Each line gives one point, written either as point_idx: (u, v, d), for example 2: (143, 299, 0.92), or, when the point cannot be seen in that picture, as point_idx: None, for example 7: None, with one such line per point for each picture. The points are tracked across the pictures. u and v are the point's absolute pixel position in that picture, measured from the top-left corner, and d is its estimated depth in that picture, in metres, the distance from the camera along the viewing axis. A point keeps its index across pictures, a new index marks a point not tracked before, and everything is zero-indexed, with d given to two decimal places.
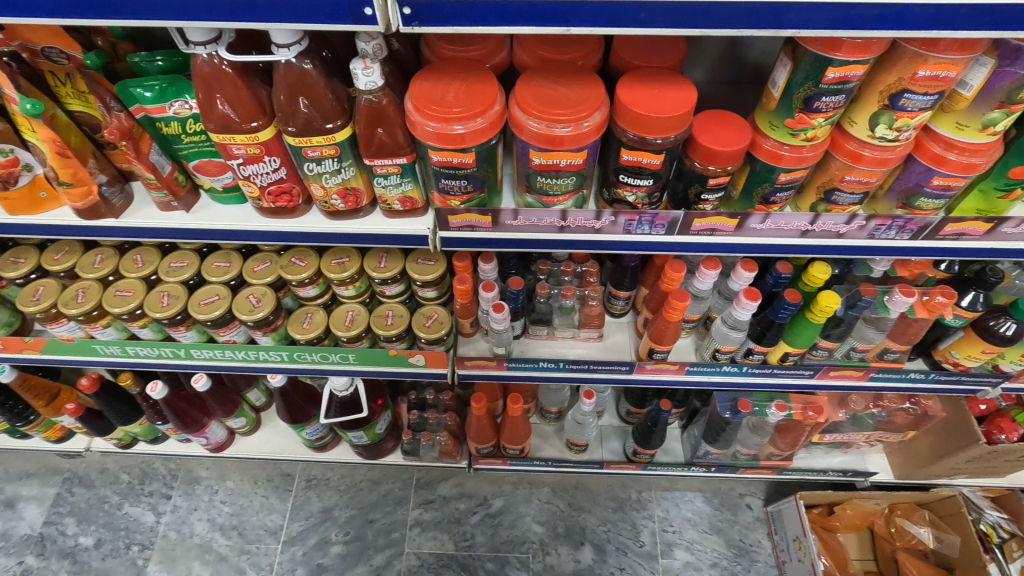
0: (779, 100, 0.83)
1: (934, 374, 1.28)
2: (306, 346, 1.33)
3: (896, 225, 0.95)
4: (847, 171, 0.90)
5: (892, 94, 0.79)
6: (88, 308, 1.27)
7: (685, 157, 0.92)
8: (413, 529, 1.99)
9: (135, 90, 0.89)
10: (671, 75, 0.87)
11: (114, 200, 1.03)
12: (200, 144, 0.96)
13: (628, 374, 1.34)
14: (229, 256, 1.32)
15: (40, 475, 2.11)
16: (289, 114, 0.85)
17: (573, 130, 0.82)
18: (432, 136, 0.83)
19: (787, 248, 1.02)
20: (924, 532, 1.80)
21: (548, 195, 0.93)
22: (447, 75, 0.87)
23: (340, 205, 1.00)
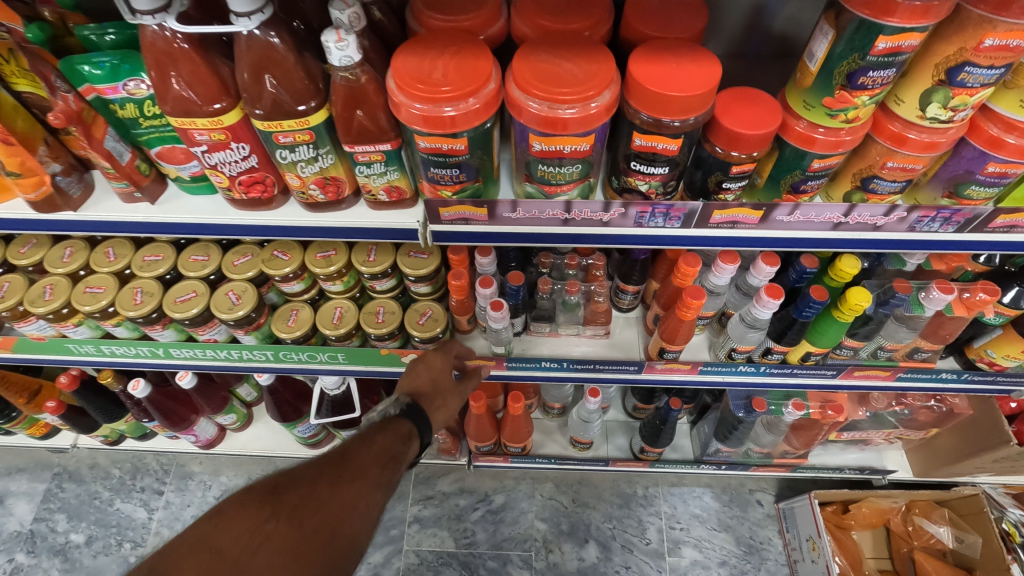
0: (816, 75, 0.72)
1: (967, 374, 1.19)
2: (292, 345, 1.24)
3: (941, 217, 0.85)
4: (889, 157, 0.79)
5: (950, 68, 0.68)
6: (57, 306, 1.18)
7: (704, 142, 0.81)
8: (412, 526, 1.92)
9: (82, 68, 0.79)
10: (691, 47, 0.76)
11: (71, 191, 0.93)
12: (161, 129, 0.86)
13: (637, 373, 1.25)
14: (207, 249, 1.23)
15: (30, 470, 2.06)
16: (255, 95, 0.75)
17: (579, 112, 0.72)
18: (419, 120, 0.73)
19: (816, 242, 0.91)
20: (943, 531, 1.72)
21: (550, 185, 0.83)
22: (435, 48, 0.76)
23: (319, 196, 0.90)
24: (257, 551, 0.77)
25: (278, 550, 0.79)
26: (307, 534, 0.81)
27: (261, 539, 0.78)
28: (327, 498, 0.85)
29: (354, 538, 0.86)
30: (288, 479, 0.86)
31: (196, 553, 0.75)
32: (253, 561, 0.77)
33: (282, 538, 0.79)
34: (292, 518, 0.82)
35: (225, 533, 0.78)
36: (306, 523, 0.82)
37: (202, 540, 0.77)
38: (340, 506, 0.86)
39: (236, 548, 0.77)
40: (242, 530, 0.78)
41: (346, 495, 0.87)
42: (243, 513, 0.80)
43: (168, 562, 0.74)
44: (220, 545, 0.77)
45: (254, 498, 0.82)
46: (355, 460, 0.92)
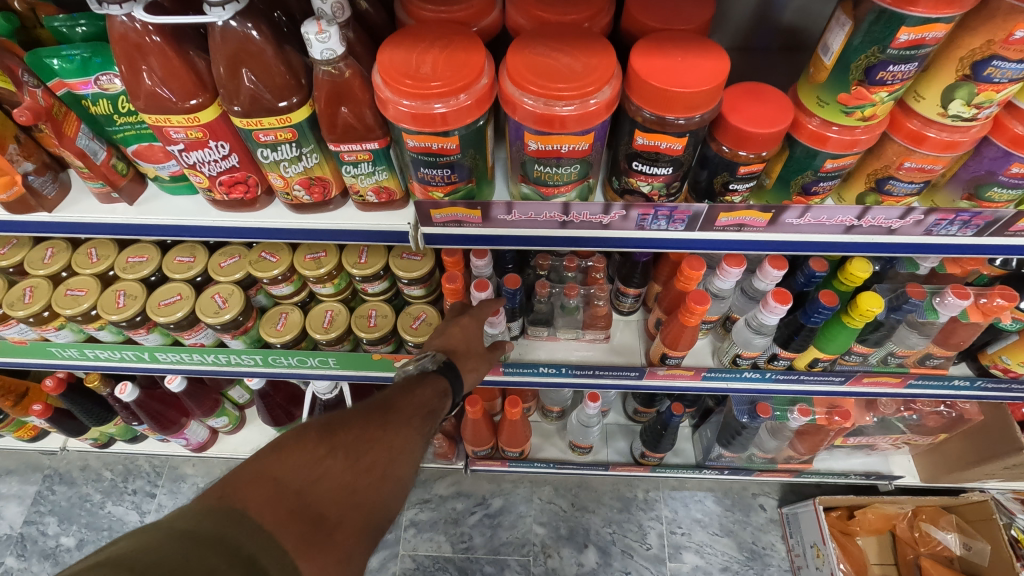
0: (831, 70, 0.68)
1: (981, 381, 1.15)
2: (281, 350, 1.20)
3: (959, 220, 0.80)
4: (906, 157, 0.74)
5: (976, 62, 0.63)
6: (37, 310, 1.14)
7: (710, 141, 0.77)
8: (408, 530, 1.89)
9: (50, 62, 0.75)
10: (697, 40, 0.72)
11: (46, 191, 0.89)
12: (137, 126, 0.81)
13: (638, 379, 1.21)
14: (193, 250, 1.19)
15: (20, 472, 2.03)
16: (233, 91, 0.71)
17: (577, 109, 0.67)
18: (407, 117, 0.68)
19: (827, 246, 0.87)
20: (951, 538, 1.69)
21: (547, 186, 0.79)
22: (425, 41, 0.71)
23: (305, 197, 0.85)
24: (316, 484, 0.76)
25: (336, 484, 0.78)
26: (363, 471, 0.81)
27: (320, 473, 0.77)
28: (380, 439, 0.85)
29: (403, 478, 0.85)
30: (338, 419, 0.85)
31: (258, 483, 0.73)
32: (313, 494, 0.76)
33: (339, 474, 0.79)
34: (347, 454, 0.81)
35: (284, 465, 0.76)
36: (361, 461, 0.82)
37: (263, 471, 0.74)
38: (391, 448, 0.85)
39: (297, 480, 0.75)
40: (301, 462, 0.77)
41: (399, 436, 0.87)
42: (301, 448, 0.78)
43: (230, 488, 0.71)
44: (280, 476, 0.75)
45: (310, 434, 0.81)
46: (402, 407, 0.90)
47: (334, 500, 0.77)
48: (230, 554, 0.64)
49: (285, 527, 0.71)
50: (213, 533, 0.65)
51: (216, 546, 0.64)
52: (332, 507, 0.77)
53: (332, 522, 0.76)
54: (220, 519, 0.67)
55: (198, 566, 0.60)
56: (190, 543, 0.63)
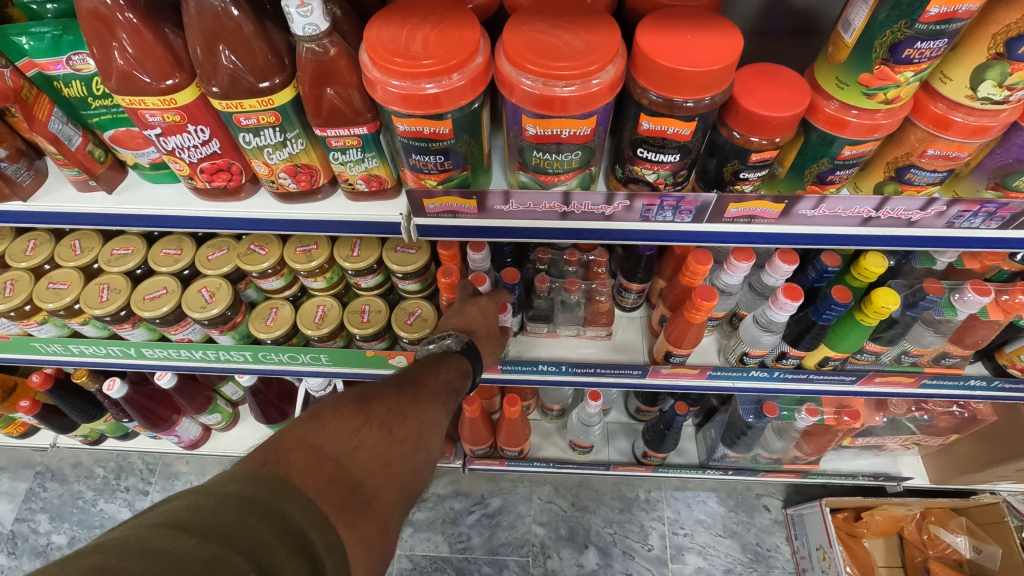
0: (852, 48, 0.63)
1: (998, 382, 1.10)
2: (271, 346, 1.16)
3: (984, 211, 0.76)
4: (929, 144, 0.70)
5: (1011, 39, 0.59)
6: (17, 303, 1.10)
7: (721, 126, 0.72)
8: (405, 530, 1.85)
9: (17, 39, 0.71)
10: (708, 17, 0.67)
11: (20, 179, 0.85)
12: (113, 109, 0.77)
13: (640, 378, 1.17)
14: (180, 242, 1.14)
15: (11, 469, 1.99)
16: (210, 71, 0.66)
17: (579, 89, 0.63)
18: (397, 99, 0.64)
19: (841, 239, 0.82)
20: (960, 541, 1.65)
21: (546, 174, 0.74)
22: (416, 18, 0.67)
23: (291, 185, 0.81)
24: (356, 453, 0.75)
25: (374, 453, 0.77)
26: (398, 442, 0.80)
27: (358, 443, 0.76)
28: (411, 412, 0.85)
29: (433, 450, 0.85)
30: (370, 392, 0.84)
31: (300, 449, 0.70)
32: (353, 462, 0.74)
33: (376, 444, 0.78)
34: (381, 426, 0.80)
35: (324, 433, 0.74)
36: (396, 432, 0.81)
37: (302, 438, 0.72)
38: (422, 421, 0.85)
39: (336, 448, 0.74)
40: (339, 431, 0.76)
41: (429, 410, 0.87)
42: (338, 417, 0.77)
43: (271, 454, 0.69)
44: (319, 443, 0.73)
45: (345, 405, 0.80)
46: (429, 382, 0.91)
47: (373, 468, 0.76)
48: (279, 522, 0.62)
49: (330, 493, 0.68)
50: (260, 499, 0.62)
51: (264, 512, 0.61)
52: (371, 476, 0.75)
53: (373, 490, 0.74)
54: (266, 483, 0.64)
55: (251, 538, 0.58)
56: (238, 508, 0.60)
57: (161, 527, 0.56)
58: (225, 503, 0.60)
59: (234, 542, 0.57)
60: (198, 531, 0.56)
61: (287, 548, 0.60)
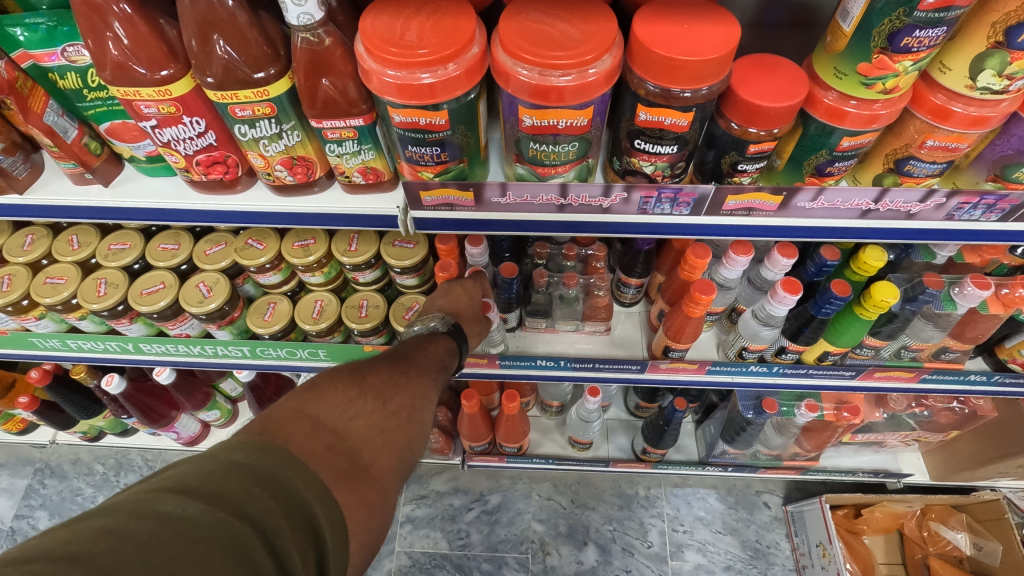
0: (850, 38, 0.63)
1: (998, 376, 1.10)
2: (269, 341, 1.16)
3: (984, 203, 0.75)
4: (929, 134, 0.69)
5: (1010, 27, 0.58)
6: (15, 298, 1.10)
7: (718, 117, 0.72)
8: (404, 527, 1.85)
9: (11, 31, 0.71)
10: (705, 7, 0.66)
11: (17, 172, 0.85)
12: (109, 102, 0.77)
13: (639, 373, 1.16)
14: (178, 237, 1.14)
15: (11, 465, 1.99)
16: (204, 61, 0.66)
17: (576, 79, 0.62)
18: (392, 89, 0.64)
19: (841, 231, 0.82)
20: (961, 538, 1.64)
21: (543, 166, 0.74)
22: (411, 7, 0.66)
23: (287, 177, 0.80)
24: (352, 423, 0.76)
25: (370, 423, 0.78)
26: (392, 414, 0.82)
27: (354, 413, 0.77)
28: (404, 385, 0.86)
29: (428, 423, 0.87)
30: (362, 365, 0.86)
31: (298, 419, 0.71)
32: (350, 432, 0.75)
33: (370, 414, 0.79)
34: (376, 397, 0.81)
35: (321, 403, 0.75)
36: (389, 403, 0.82)
37: (300, 409, 0.73)
38: (415, 395, 0.86)
39: (333, 418, 0.75)
40: (336, 402, 0.77)
41: (422, 384, 0.88)
42: (333, 388, 0.78)
43: (270, 425, 0.69)
44: (317, 414, 0.73)
45: (340, 377, 0.81)
46: (419, 359, 0.92)
47: (369, 438, 0.77)
48: (284, 492, 0.62)
49: (330, 461, 0.70)
50: (262, 467, 0.62)
51: (268, 480, 0.62)
52: (367, 446, 0.76)
53: (370, 459, 0.75)
54: (268, 452, 0.64)
55: (255, 507, 0.59)
56: (244, 476, 0.60)
57: (167, 491, 0.56)
58: (229, 471, 0.60)
59: (240, 509, 0.58)
60: (203, 497, 0.57)
61: (291, 515, 0.61)
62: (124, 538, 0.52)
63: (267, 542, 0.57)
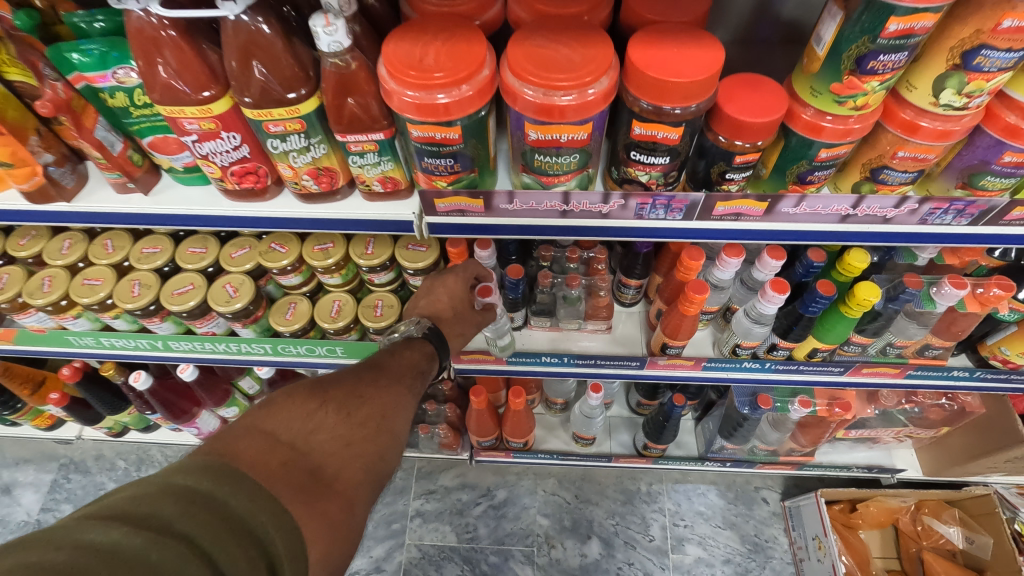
0: (823, 61, 0.70)
1: (980, 372, 1.16)
2: (290, 339, 1.24)
3: (953, 209, 0.82)
4: (900, 146, 0.76)
5: (965, 52, 0.64)
6: (55, 299, 1.18)
7: (707, 131, 0.79)
8: (414, 520, 1.92)
9: (69, 56, 0.77)
10: (694, 32, 0.73)
11: (65, 182, 0.93)
12: (152, 118, 0.84)
13: (639, 369, 1.23)
14: (205, 241, 1.22)
15: (37, 460, 2.07)
16: (244, 83, 0.73)
17: (576, 99, 0.70)
18: (411, 107, 0.71)
19: (824, 235, 0.88)
20: (953, 532, 1.70)
21: (547, 175, 0.81)
22: (428, 34, 0.74)
23: (313, 186, 0.88)
24: (310, 436, 0.80)
25: (330, 435, 0.82)
26: (356, 424, 0.85)
27: (313, 426, 0.81)
28: (370, 395, 0.90)
29: (399, 431, 0.90)
30: (326, 379, 0.90)
31: (251, 437, 0.75)
32: (308, 446, 0.79)
33: (332, 426, 0.83)
34: (338, 409, 0.85)
35: (277, 419, 0.79)
36: (353, 415, 0.86)
37: (256, 426, 0.78)
38: (383, 404, 0.90)
39: (290, 433, 0.79)
40: (293, 416, 0.81)
41: (389, 393, 0.92)
42: (292, 402, 0.82)
43: (223, 446, 0.73)
44: (272, 431, 0.78)
45: (300, 391, 0.85)
46: (392, 366, 0.96)
47: (330, 450, 0.80)
48: (225, 511, 0.64)
49: (284, 474, 0.73)
50: (202, 486, 0.64)
51: (206, 499, 0.63)
52: (328, 458, 0.80)
53: (335, 472, 0.79)
54: (213, 471, 0.67)
55: (190, 527, 0.60)
56: (181, 498, 0.62)
57: (97, 518, 0.58)
58: (166, 492, 0.62)
59: (171, 529, 0.59)
60: (135, 520, 0.58)
61: (236, 529, 0.63)
62: (43, 568, 0.52)
63: (204, 556, 0.59)
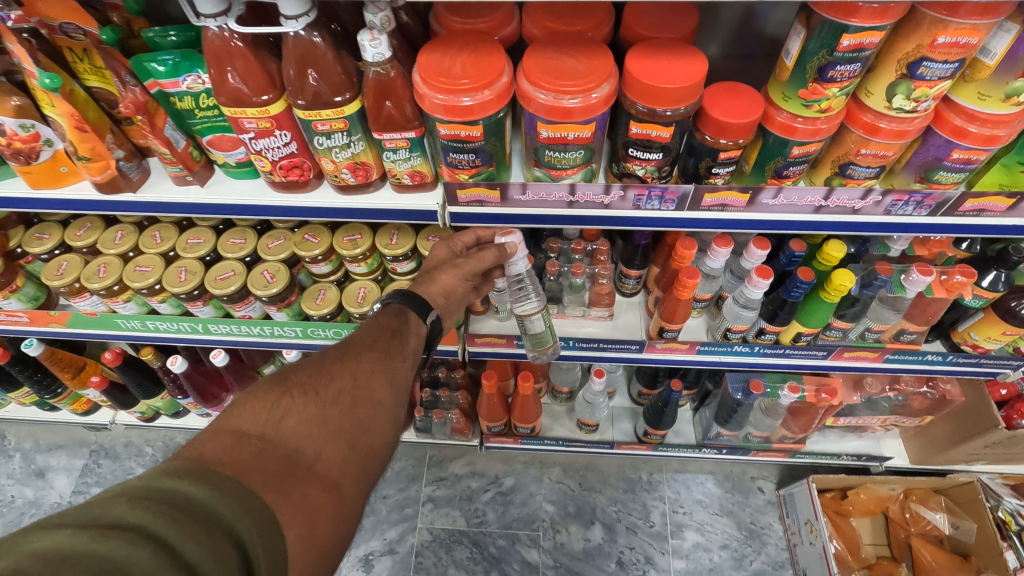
0: (792, 70, 0.82)
1: (952, 356, 1.26)
2: (319, 322, 1.35)
3: (913, 200, 0.93)
4: (863, 145, 0.87)
5: (910, 63, 0.76)
6: (109, 283, 1.30)
7: (696, 131, 0.91)
8: (426, 505, 2.02)
9: (149, 65, 0.92)
10: (682, 46, 0.86)
11: (131, 174, 1.06)
12: (212, 119, 0.97)
13: (638, 353, 1.34)
14: (244, 233, 1.34)
15: (69, 446, 2.18)
16: (299, 87, 0.86)
17: (582, 101, 0.82)
18: (440, 109, 0.83)
19: (801, 224, 1.00)
20: (940, 518, 1.77)
21: (556, 169, 0.93)
22: (455, 47, 0.86)
23: (350, 179, 1.00)
24: (282, 423, 0.78)
25: (304, 419, 0.80)
26: (330, 402, 0.84)
27: (284, 412, 0.79)
28: (338, 370, 0.88)
29: (381, 399, 0.89)
30: (288, 367, 0.87)
31: (215, 436, 0.73)
32: (281, 434, 0.77)
33: (302, 408, 0.81)
34: (306, 391, 0.83)
35: (241, 416, 0.77)
36: (323, 394, 0.84)
37: (221, 426, 0.75)
38: (354, 376, 0.89)
39: (259, 425, 0.77)
40: (261, 408, 0.79)
41: (361, 367, 0.90)
42: (256, 397, 0.80)
43: (188, 448, 0.71)
44: (240, 425, 0.76)
45: (263, 384, 0.83)
46: (362, 337, 0.96)
47: (306, 433, 0.79)
48: (187, 505, 0.62)
49: (255, 465, 0.72)
50: (161, 485, 0.63)
51: (162, 494, 0.62)
52: (305, 441, 0.78)
53: (313, 456, 0.78)
54: (171, 470, 0.65)
55: (147, 524, 0.59)
56: (137, 497, 0.60)
57: (45, 529, 0.56)
58: (120, 494, 0.60)
59: (128, 526, 0.58)
60: (85, 524, 0.57)
61: (198, 521, 0.61)
62: None
63: (164, 548, 0.58)
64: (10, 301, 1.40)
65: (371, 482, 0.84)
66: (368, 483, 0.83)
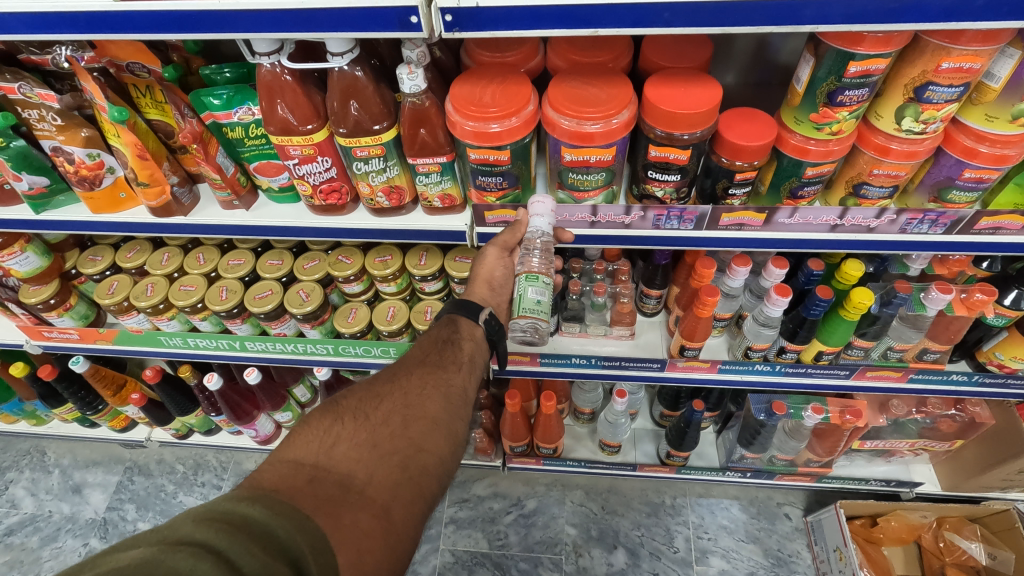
0: (803, 96, 0.87)
1: (977, 376, 1.26)
2: (350, 339, 1.41)
3: (928, 219, 0.95)
4: (875, 165, 0.91)
5: (917, 87, 0.81)
6: (155, 301, 1.38)
7: (713, 154, 0.95)
8: (448, 527, 2.02)
9: (206, 99, 1.00)
10: (697, 75, 0.91)
11: (184, 199, 1.14)
12: (260, 147, 1.06)
13: (660, 372, 1.36)
14: (281, 255, 1.41)
15: (105, 463, 2.23)
16: (341, 116, 0.93)
17: (603, 126, 0.87)
18: (470, 135, 0.89)
19: (818, 243, 1.02)
20: (976, 547, 1.70)
21: (579, 191, 0.98)
22: (485, 79, 0.93)
23: (385, 202, 1.06)
24: (334, 449, 0.79)
25: (355, 443, 0.80)
26: (379, 424, 0.85)
27: (335, 438, 0.80)
28: (388, 395, 0.91)
29: (431, 415, 0.90)
30: (340, 395, 0.90)
31: (273, 467, 0.75)
32: (333, 460, 0.77)
33: (354, 432, 0.82)
34: (357, 415, 0.85)
35: (298, 446, 0.79)
36: (373, 417, 0.85)
37: (281, 458, 0.77)
38: (404, 399, 0.91)
39: (313, 454, 0.77)
40: (313, 436, 0.80)
41: (411, 382, 0.95)
42: (311, 426, 0.82)
43: (250, 479, 0.73)
44: (296, 456, 0.77)
45: (316, 414, 0.84)
46: (408, 361, 1.00)
47: (357, 457, 0.79)
48: (246, 523, 0.63)
49: (309, 491, 0.72)
50: (222, 506, 0.64)
51: (222, 514, 0.63)
52: (357, 465, 0.78)
53: (366, 479, 0.77)
54: (232, 494, 0.67)
55: (209, 539, 0.60)
56: (201, 516, 0.62)
57: (122, 548, 0.59)
58: (186, 516, 0.62)
59: (192, 540, 0.59)
60: (156, 541, 0.59)
61: (255, 538, 0.62)
62: None
63: (224, 562, 0.59)
64: (63, 319, 1.49)
65: (427, 506, 0.82)
66: (422, 507, 0.81)
